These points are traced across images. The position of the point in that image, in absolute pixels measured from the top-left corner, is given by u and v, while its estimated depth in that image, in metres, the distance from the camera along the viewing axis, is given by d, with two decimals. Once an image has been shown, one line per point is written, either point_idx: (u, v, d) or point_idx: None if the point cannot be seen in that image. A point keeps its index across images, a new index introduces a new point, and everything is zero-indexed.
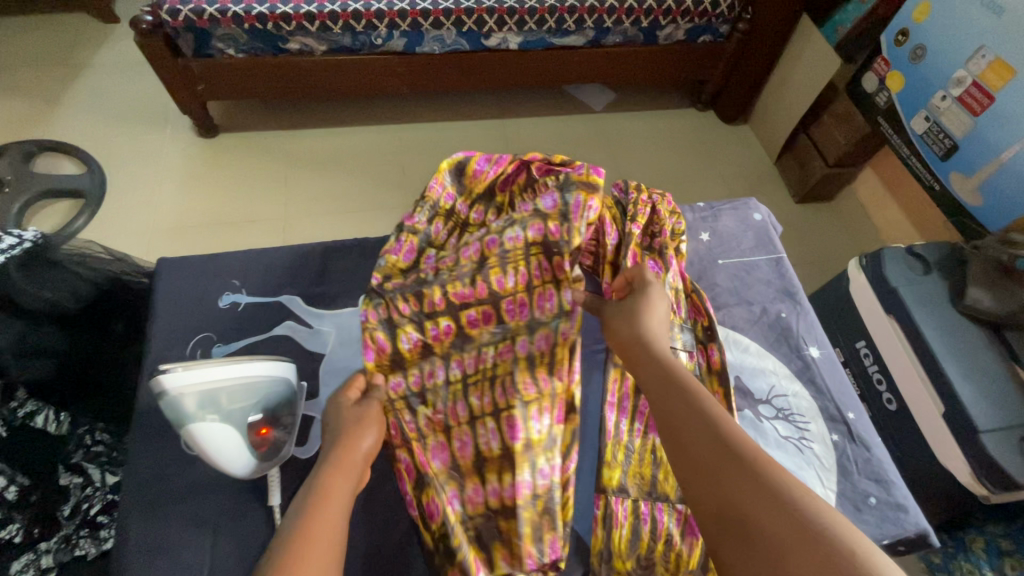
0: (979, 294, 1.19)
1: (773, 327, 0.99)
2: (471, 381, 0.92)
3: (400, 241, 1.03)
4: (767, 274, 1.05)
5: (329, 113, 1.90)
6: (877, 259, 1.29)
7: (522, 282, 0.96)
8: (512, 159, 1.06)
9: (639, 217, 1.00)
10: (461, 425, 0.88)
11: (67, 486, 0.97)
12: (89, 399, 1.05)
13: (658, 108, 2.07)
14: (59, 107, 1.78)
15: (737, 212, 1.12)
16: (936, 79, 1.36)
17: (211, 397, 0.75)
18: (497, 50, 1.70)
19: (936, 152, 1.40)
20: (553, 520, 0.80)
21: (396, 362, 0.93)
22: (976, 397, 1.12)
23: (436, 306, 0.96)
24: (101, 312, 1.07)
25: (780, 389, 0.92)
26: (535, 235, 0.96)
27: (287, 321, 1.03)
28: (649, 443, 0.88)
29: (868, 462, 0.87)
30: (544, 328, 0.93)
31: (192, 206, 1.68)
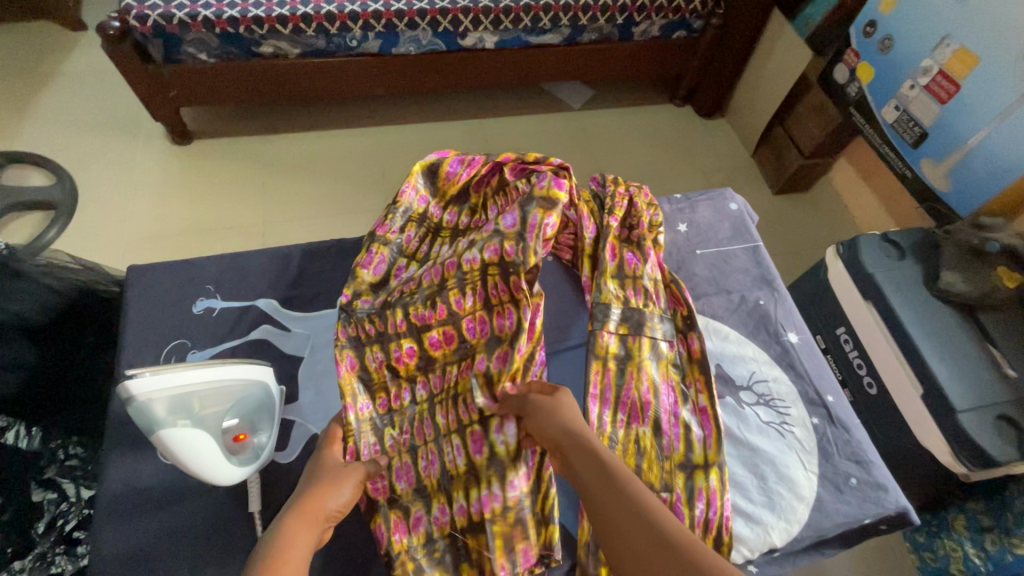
0: (952, 277, 1.22)
1: (752, 314, 1.00)
2: (437, 401, 0.91)
3: (371, 253, 1.02)
4: (744, 263, 1.06)
5: (306, 117, 1.88)
6: (854, 247, 1.30)
7: (480, 300, 0.93)
8: (487, 160, 1.05)
9: (616, 210, 1.00)
10: (426, 445, 0.88)
11: (40, 503, 0.96)
12: (60, 413, 1.02)
13: (636, 104, 2.09)
14: (27, 117, 1.74)
15: (713, 202, 1.13)
16: (904, 69, 1.39)
17: (183, 401, 0.74)
18: (473, 50, 1.70)
19: (907, 140, 1.43)
20: (525, 530, 0.81)
21: (366, 382, 0.92)
22: (953, 377, 1.14)
23: (400, 327, 0.94)
24: (72, 322, 1.04)
25: (760, 375, 0.94)
26: (494, 256, 0.92)
27: (264, 325, 1.02)
28: (633, 433, 0.84)
29: (847, 444, 0.89)
30: (502, 346, 0.89)
31: (168, 214, 1.65)
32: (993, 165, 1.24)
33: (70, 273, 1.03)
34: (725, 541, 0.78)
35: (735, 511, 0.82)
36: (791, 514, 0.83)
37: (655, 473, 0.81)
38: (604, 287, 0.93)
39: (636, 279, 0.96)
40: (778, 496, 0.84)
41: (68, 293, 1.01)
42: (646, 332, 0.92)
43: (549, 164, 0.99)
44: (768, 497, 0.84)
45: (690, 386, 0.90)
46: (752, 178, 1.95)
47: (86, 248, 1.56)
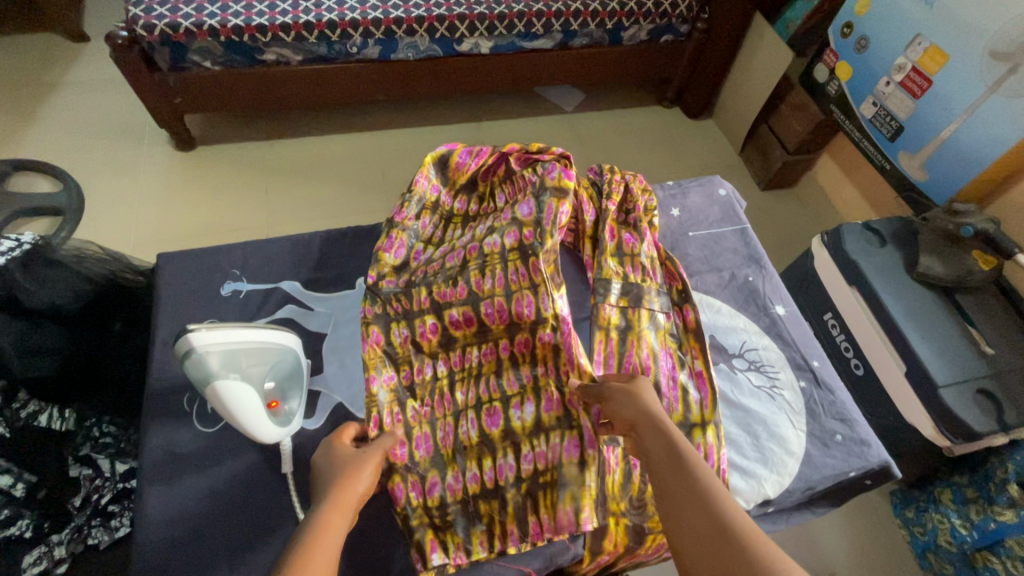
0: (930, 262, 1.28)
1: (742, 289, 1.06)
2: (457, 376, 0.94)
3: (391, 237, 1.05)
4: (733, 243, 1.11)
5: (307, 122, 1.93)
6: (837, 235, 1.37)
7: (500, 284, 0.96)
8: (493, 150, 1.10)
9: (614, 195, 1.06)
10: (444, 416, 0.91)
11: (77, 478, 1.00)
12: (92, 394, 1.06)
13: (627, 106, 2.16)
14: (34, 126, 1.78)
15: (703, 188, 1.19)
16: (880, 67, 1.47)
17: (234, 357, 0.79)
18: (470, 55, 1.76)
19: (885, 134, 1.50)
20: (536, 503, 0.85)
21: (390, 356, 0.95)
22: (933, 355, 1.20)
23: (423, 304, 0.97)
24: (101, 311, 1.09)
25: (751, 343, 0.99)
26: (512, 241, 0.98)
27: (289, 305, 1.06)
28: None
29: (833, 404, 0.94)
30: (523, 332, 0.94)
31: (174, 218, 1.69)
32: (965, 155, 1.31)
33: (98, 263, 1.08)
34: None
35: (731, 466, 0.87)
36: (783, 469, 0.88)
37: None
38: (605, 263, 0.99)
39: (634, 257, 1.01)
40: (771, 452, 0.89)
41: (98, 280, 1.07)
42: (645, 304, 0.97)
43: (551, 152, 1.05)
44: (761, 453, 0.88)
45: (687, 352, 0.95)
46: (742, 174, 2.02)
47: None
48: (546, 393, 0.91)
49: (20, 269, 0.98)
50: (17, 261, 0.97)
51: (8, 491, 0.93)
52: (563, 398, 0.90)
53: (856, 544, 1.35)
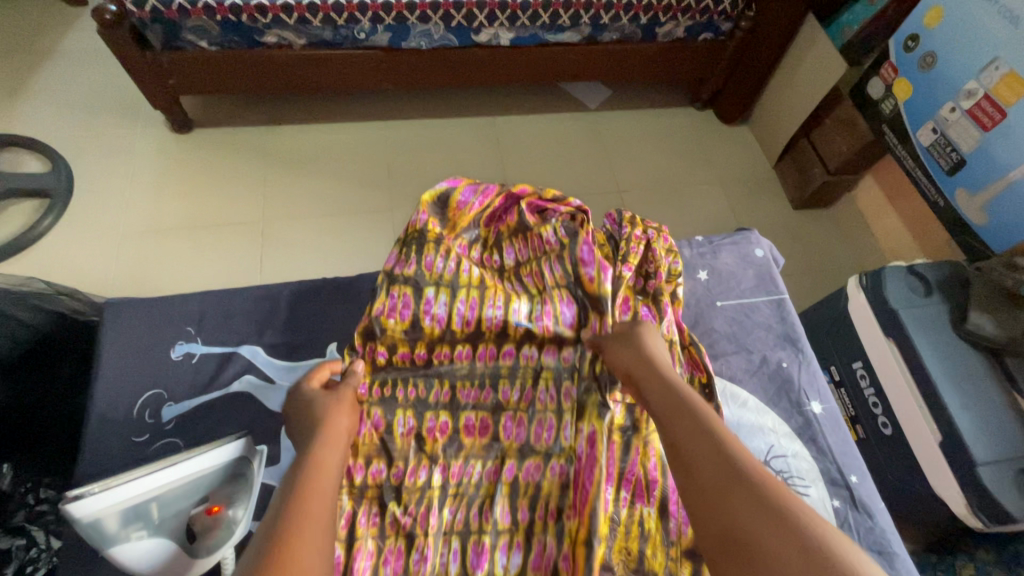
0: (981, 319, 1.16)
1: (774, 378, 0.94)
2: (449, 493, 0.83)
3: (393, 296, 0.92)
4: (767, 318, 1.00)
5: (312, 108, 1.80)
6: (878, 278, 1.24)
7: (527, 397, 0.91)
8: (500, 190, 1.01)
9: (631, 257, 0.95)
10: (425, 536, 0.79)
11: (7, 549, 0.90)
12: (29, 451, 1.00)
13: (655, 107, 2.00)
14: (25, 98, 1.68)
15: (737, 247, 1.07)
16: (945, 90, 1.31)
17: (134, 510, 0.72)
18: (488, 46, 1.62)
19: (942, 166, 1.35)
20: None
21: (386, 448, 0.85)
22: (973, 426, 1.09)
23: (442, 398, 0.90)
24: (44, 356, 1.02)
25: (780, 450, 0.88)
26: (547, 356, 0.94)
27: (246, 376, 0.99)
28: (637, 514, 0.81)
29: (870, 532, 0.83)
30: (536, 458, 0.86)
31: (165, 205, 1.60)
32: None
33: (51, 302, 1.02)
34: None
35: None
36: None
37: (660, 560, 0.78)
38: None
39: None
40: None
41: (43, 326, 1.01)
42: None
43: (567, 204, 0.99)
44: None
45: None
46: (774, 191, 1.87)
47: (80, 240, 1.51)
48: (539, 541, 0.80)
49: None
50: None
51: None
52: (554, 556, 0.78)
53: None
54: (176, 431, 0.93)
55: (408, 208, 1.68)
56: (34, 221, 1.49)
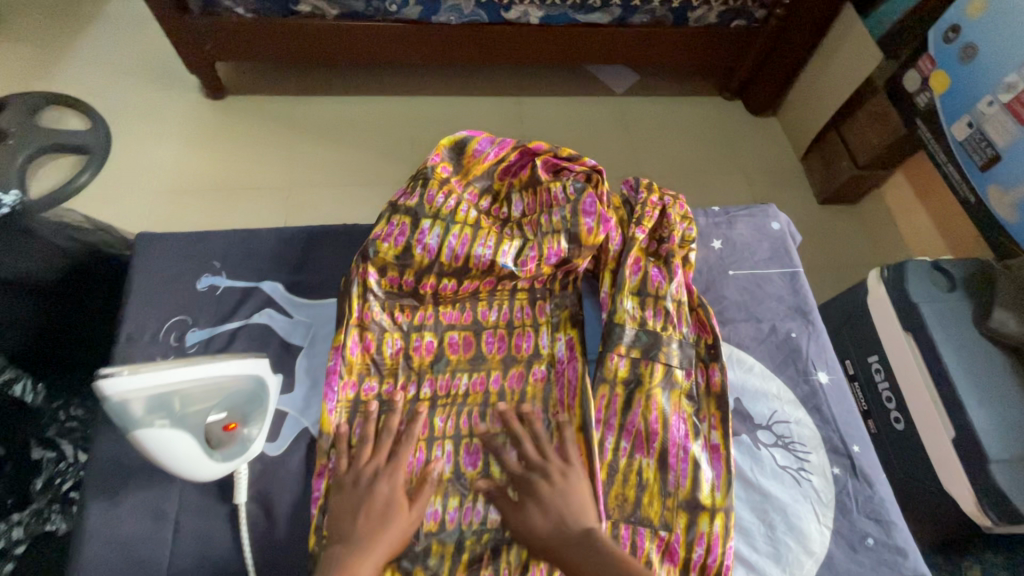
0: (1004, 318, 1.13)
1: (781, 347, 0.94)
2: (438, 403, 0.86)
3: (391, 224, 0.90)
4: (779, 289, 0.99)
5: (341, 82, 1.83)
6: (900, 274, 1.22)
7: (504, 317, 0.92)
8: (517, 145, 0.98)
9: (645, 221, 0.94)
10: (419, 441, 0.82)
11: (39, 460, 1.00)
12: (62, 375, 1.06)
13: (682, 95, 1.98)
14: (69, 59, 1.75)
15: (753, 219, 1.06)
16: (983, 83, 1.27)
17: (162, 401, 0.73)
18: (517, 24, 1.62)
19: (976, 162, 1.32)
20: (502, 550, 0.77)
21: (378, 365, 0.88)
22: (988, 424, 1.07)
23: (424, 319, 0.91)
24: (80, 286, 1.04)
25: (782, 415, 0.88)
26: (523, 283, 0.93)
27: (265, 310, 1.00)
28: (635, 463, 0.80)
29: (869, 501, 0.82)
30: (518, 367, 0.89)
31: (195, 168, 1.65)
32: None
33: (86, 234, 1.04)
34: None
35: (737, 558, 0.78)
36: (797, 569, 0.78)
37: (655, 509, 0.78)
38: (620, 304, 0.88)
39: (658, 299, 0.89)
40: (785, 548, 0.79)
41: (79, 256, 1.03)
42: (661, 358, 0.85)
43: (582, 163, 0.96)
44: (774, 548, 0.79)
45: (703, 420, 0.84)
46: (799, 184, 1.84)
47: (114, 198, 1.57)
48: None
49: None
50: None
51: None
52: None
53: None
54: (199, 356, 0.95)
55: None
56: (72, 176, 1.56)
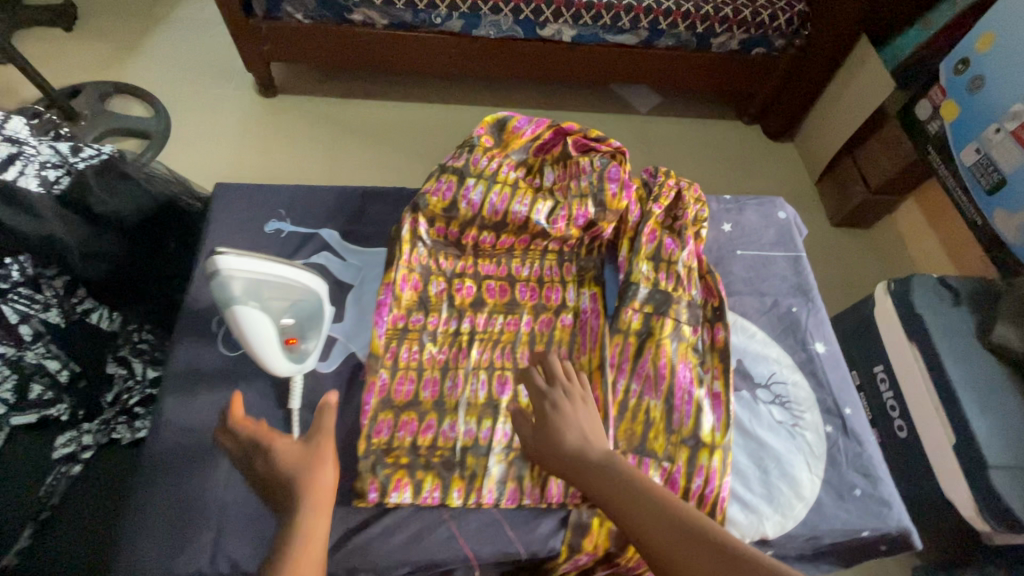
0: (1006, 332, 1.17)
1: (783, 318, 0.99)
2: (478, 337, 0.93)
3: (440, 180, 0.97)
4: (782, 269, 1.04)
5: (382, 88, 1.97)
6: (906, 284, 1.27)
7: (536, 273, 0.99)
8: (552, 124, 1.05)
9: (661, 199, 1.01)
10: (457, 369, 0.90)
11: (112, 375, 1.02)
12: (134, 303, 1.06)
13: (704, 117, 2.07)
14: (138, 55, 1.91)
15: (761, 208, 1.11)
16: (990, 112, 1.34)
17: (255, 287, 0.81)
18: (551, 41, 1.74)
19: (983, 186, 1.38)
20: (521, 471, 0.84)
21: (424, 301, 0.95)
22: (988, 430, 1.10)
23: (465, 268, 0.98)
24: (159, 227, 1.07)
25: (780, 376, 0.92)
26: (554, 244, 1.00)
27: (323, 252, 1.04)
28: (644, 403, 0.85)
29: (858, 456, 0.87)
30: (548, 313, 0.96)
31: (245, 157, 1.78)
32: None
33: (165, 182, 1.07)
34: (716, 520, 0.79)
35: (732, 497, 0.82)
36: (789, 511, 0.82)
37: (660, 443, 0.82)
38: (636, 266, 0.94)
39: (671, 264, 0.95)
40: (778, 492, 0.83)
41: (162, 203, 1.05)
42: (670, 314, 0.91)
43: (608, 144, 1.03)
44: (768, 490, 0.83)
45: (707, 372, 0.89)
46: (813, 206, 1.90)
47: None
48: None
49: (96, 176, 0.98)
50: (94, 169, 0.98)
51: (53, 374, 0.96)
52: None
53: None
54: None
55: None
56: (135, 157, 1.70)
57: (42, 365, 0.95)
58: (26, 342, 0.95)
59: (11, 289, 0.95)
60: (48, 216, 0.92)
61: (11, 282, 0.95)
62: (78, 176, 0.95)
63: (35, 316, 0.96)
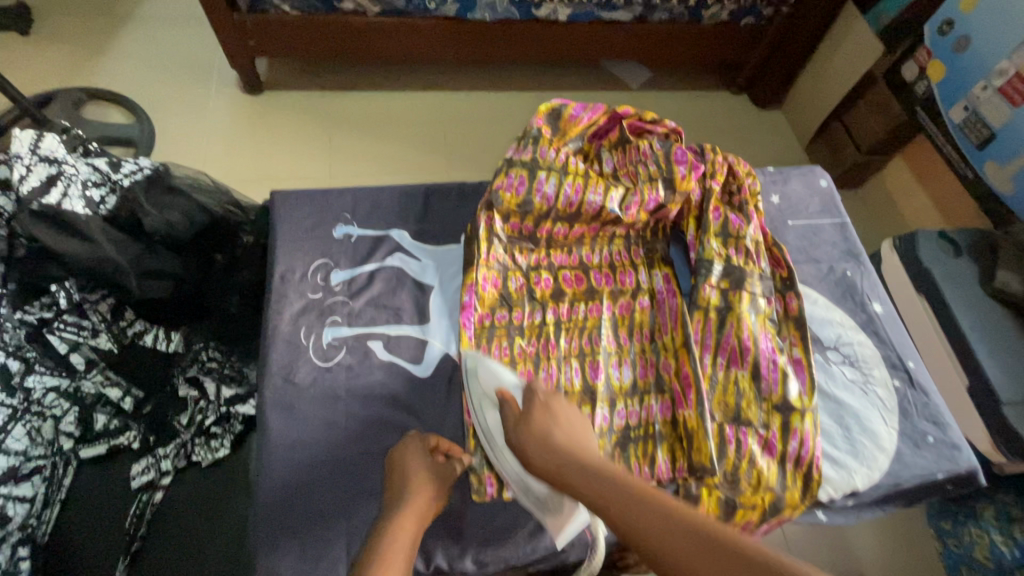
0: (1007, 277, 1.24)
1: (840, 283, 1.04)
2: (562, 326, 0.95)
3: (509, 176, 0.96)
4: (832, 237, 1.09)
5: (374, 78, 1.91)
6: (911, 241, 1.34)
7: (606, 259, 1.02)
8: (607, 110, 1.03)
9: (718, 175, 1.02)
10: (548, 359, 0.91)
11: (185, 398, 1.00)
12: (195, 321, 1.07)
13: (697, 89, 2.09)
14: (107, 57, 1.79)
15: (804, 177, 1.15)
16: (977, 70, 1.41)
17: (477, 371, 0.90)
18: (546, 21, 1.72)
19: (973, 141, 1.46)
20: (629, 453, 0.86)
21: (505, 297, 0.96)
22: (1000, 372, 1.19)
23: (539, 260, 1.00)
24: (208, 241, 1.08)
25: (847, 338, 0.98)
26: (622, 230, 1.02)
27: (397, 253, 1.02)
28: (733, 374, 0.89)
29: (927, 405, 0.93)
30: (625, 296, 0.98)
31: (239, 159, 1.70)
32: None
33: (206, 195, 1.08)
34: (815, 478, 0.84)
35: (823, 455, 0.87)
36: (874, 463, 0.88)
37: (754, 412, 0.86)
38: (707, 244, 0.97)
39: (739, 239, 0.98)
40: (862, 446, 0.89)
41: (204, 216, 1.06)
42: (746, 288, 0.93)
43: (663, 126, 1.03)
44: (852, 446, 0.88)
45: (785, 340, 0.93)
46: None
47: None
48: (644, 359, 0.94)
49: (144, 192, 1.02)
50: (140, 184, 1.02)
51: (118, 403, 0.98)
52: (655, 366, 0.93)
53: (892, 555, 1.31)
54: (344, 294, 0.97)
55: (464, 172, 1.78)
56: None
57: (105, 394, 0.97)
58: (82, 372, 0.98)
59: (57, 320, 0.98)
60: (103, 238, 0.96)
61: (58, 310, 0.98)
62: (127, 190, 1.00)
63: (86, 344, 0.99)
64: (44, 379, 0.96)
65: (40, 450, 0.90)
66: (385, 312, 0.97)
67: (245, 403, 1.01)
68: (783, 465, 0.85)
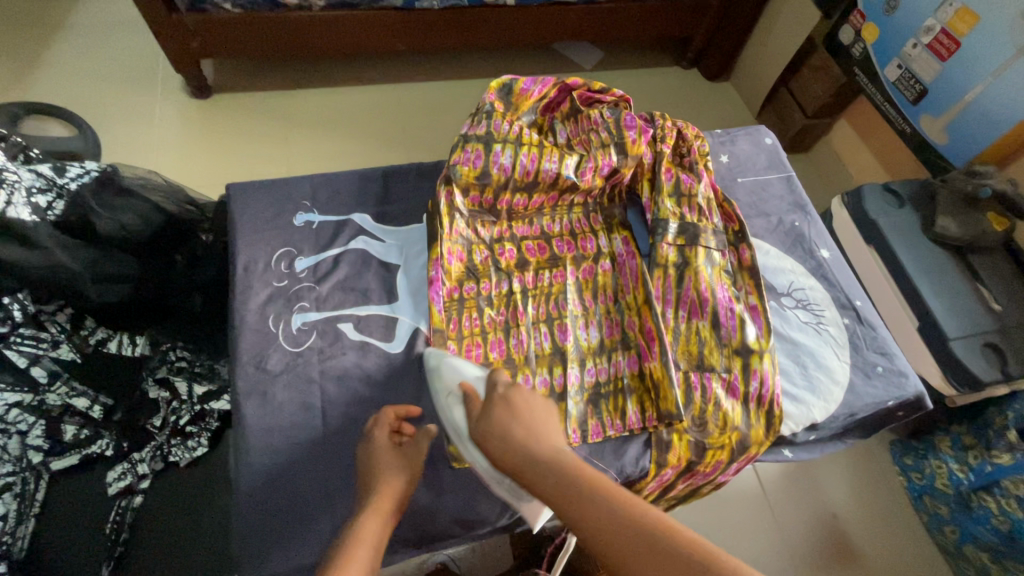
0: (947, 223, 1.31)
1: (789, 233, 1.09)
2: (530, 294, 0.97)
3: (466, 150, 0.97)
4: (779, 190, 1.14)
5: (326, 74, 1.88)
6: (858, 197, 1.41)
7: (566, 227, 1.04)
8: (557, 81, 1.05)
9: (667, 139, 1.05)
10: (518, 326, 0.94)
11: (156, 400, 1.01)
12: (160, 322, 1.07)
13: (648, 65, 2.13)
14: (39, 69, 1.72)
15: (751, 136, 1.19)
16: (907, 30, 1.48)
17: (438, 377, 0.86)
18: (495, 6, 1.72)
19: (908, 97, 1.53)
20: (601, 408, 0.89)
21: (471, 270, 0.97)
22: (944, 309, 1.26)
23: (502, 232, 1.01)
24: (161, 243, 1.05)
25: (799, 283, 1.03)
26: (579, 198, 1.05)
27: (361, 237, 1.02)
28: (694, 325, 0.93)
29: (875, 339, 0.99)
30: (588, 261, 1.01)
31: (191, 165, 1.66)
32: (985, 117, 1.36)
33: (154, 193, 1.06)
34: (777, 413, 0.88)
35: (783, 393, 0.92)
36: (830, 395, 0.93)
37: (715, 358, 0.91)
38: (661, 204, 1.00)
39: (691, 198, 1.01)
40: (819, 382, 0.94)
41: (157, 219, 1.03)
42: (701, 243, 0.97)
43: (612, 93, 1.05)
44: (809, 382, 0.93)
45: (741, 289, 0.98)
46: None
47: None
48: (610, 319, 0.97)
49: (94, 195, 0.96)
50: (90, 187, 0.96)
51: (86, 412, 0.96)
52: (621, 325, 0.96)
53: (857, 489, 1.38)
54: (310, 280, 0.97)
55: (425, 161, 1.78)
56: None
57: (72, 405, 0.95)
58: (45, 385, 0.95)
59: (13, 333, 0.92)
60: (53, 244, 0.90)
61: (12, 324, 0.92)
62: (76, 194, 0.93)
63: (47, 356, 0.95)
64: (4, 396, 0.91)
65: (8, 467, 0.88)
66: (354, 295, 0.97)
67: (219, 399, 1.04)
68: (747, 405, 0.89)
